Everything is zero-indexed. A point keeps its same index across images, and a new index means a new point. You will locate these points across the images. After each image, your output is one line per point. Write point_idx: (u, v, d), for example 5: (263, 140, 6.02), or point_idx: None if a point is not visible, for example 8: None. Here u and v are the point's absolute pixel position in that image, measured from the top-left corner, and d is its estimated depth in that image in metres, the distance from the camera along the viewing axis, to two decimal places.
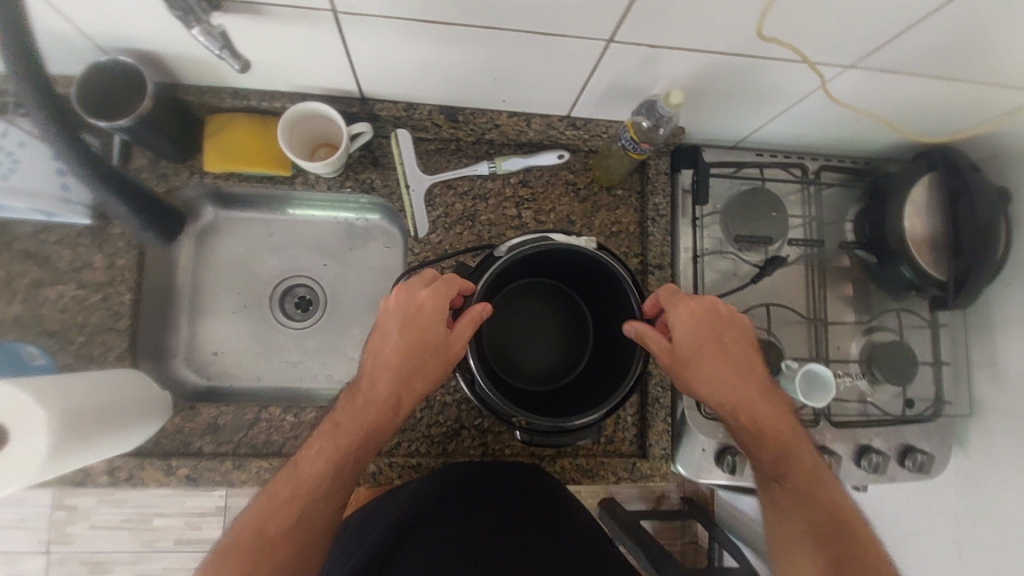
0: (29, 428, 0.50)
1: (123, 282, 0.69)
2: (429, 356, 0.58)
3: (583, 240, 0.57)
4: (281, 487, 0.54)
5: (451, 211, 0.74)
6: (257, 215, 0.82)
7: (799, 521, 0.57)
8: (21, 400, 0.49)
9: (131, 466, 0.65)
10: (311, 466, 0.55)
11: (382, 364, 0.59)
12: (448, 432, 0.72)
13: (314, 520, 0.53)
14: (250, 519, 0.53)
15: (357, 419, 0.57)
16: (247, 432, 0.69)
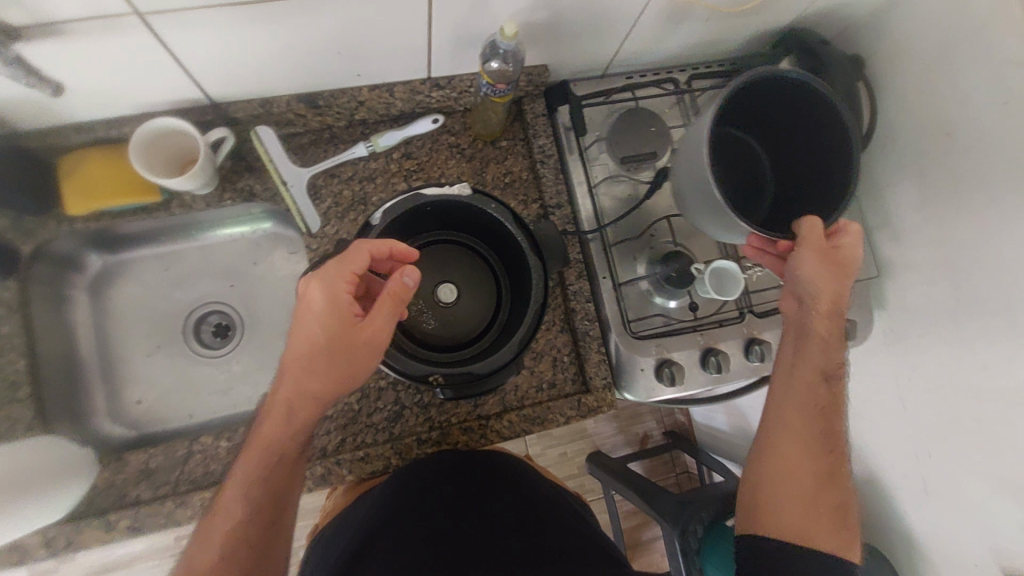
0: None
1: (13, 349, 0.65)
2: (323, 358, 0.54)
3: (457, 189, 0.59)
4: (215, 521, 0.54)
5: (340, 199, 0.73)
6: (148, 252, 0.79)
7: (802, 427, 0.61)
8: None
9: (66, 533, 0.62)
10: (236, 494, 0.54)
11: (297, 368, 0.54)
12: (389, 417, 0.71)
13: (245, 547, 0.53)
14: (187, 564, 0.54)
15: (276, 436, 0.55)
16: (183, 469, 0.66)
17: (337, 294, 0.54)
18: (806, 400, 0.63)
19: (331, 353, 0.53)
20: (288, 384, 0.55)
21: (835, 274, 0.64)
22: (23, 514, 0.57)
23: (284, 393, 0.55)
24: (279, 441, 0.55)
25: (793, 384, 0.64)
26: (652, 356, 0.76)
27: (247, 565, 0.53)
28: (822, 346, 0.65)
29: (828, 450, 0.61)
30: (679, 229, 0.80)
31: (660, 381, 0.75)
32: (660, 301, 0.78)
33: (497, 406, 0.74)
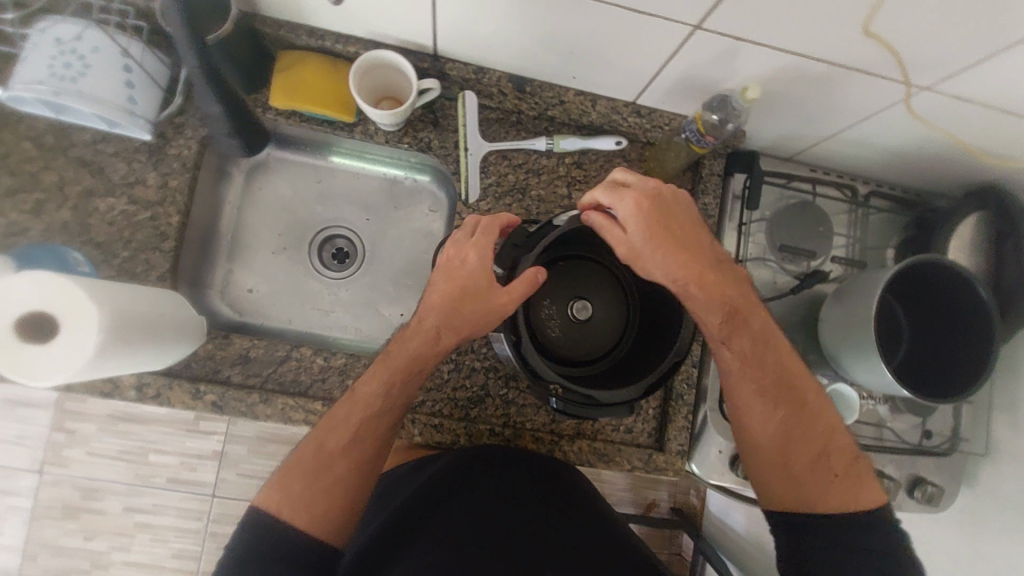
0: (77, 322, 0.50)
1: (173, 203, 0.69)
2: (470, 304, 0.59)
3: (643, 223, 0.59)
4: (338, 412, 0.60)
5: (503, 181, 0.74)
6: (307, 160, 0.83)
7: (756, 392, 0.60)
8: (75, 293, 0.50)
9: (160, 384, 0.66)
10: (365, 391, 0.60)
11: (431, 303, 0.61)
12: (472, 398, 0.72)
13: (364, 440, 0.60)
14: (309, 445, 0.59)
15: (405, 352, 0.61)
16: (276, 368, 0.69)
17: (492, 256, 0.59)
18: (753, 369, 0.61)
19: (477, 300, 0.58)
20: (435, 315, 0.61)
21: (671, 214, 0.59)
22: (145, 361, 0.59)
23: (428, 322, 0.61)
24: (416, 360, 0.61)
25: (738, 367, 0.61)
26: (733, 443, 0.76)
27: (365, 461, 0.60)
28: (720, 319, 0.60)
29: (780, 401, 0.60)
30: (807, 333, 0.78)
31: (732, 470, 0.75)
32: None
33: (571, 428, 0.74)
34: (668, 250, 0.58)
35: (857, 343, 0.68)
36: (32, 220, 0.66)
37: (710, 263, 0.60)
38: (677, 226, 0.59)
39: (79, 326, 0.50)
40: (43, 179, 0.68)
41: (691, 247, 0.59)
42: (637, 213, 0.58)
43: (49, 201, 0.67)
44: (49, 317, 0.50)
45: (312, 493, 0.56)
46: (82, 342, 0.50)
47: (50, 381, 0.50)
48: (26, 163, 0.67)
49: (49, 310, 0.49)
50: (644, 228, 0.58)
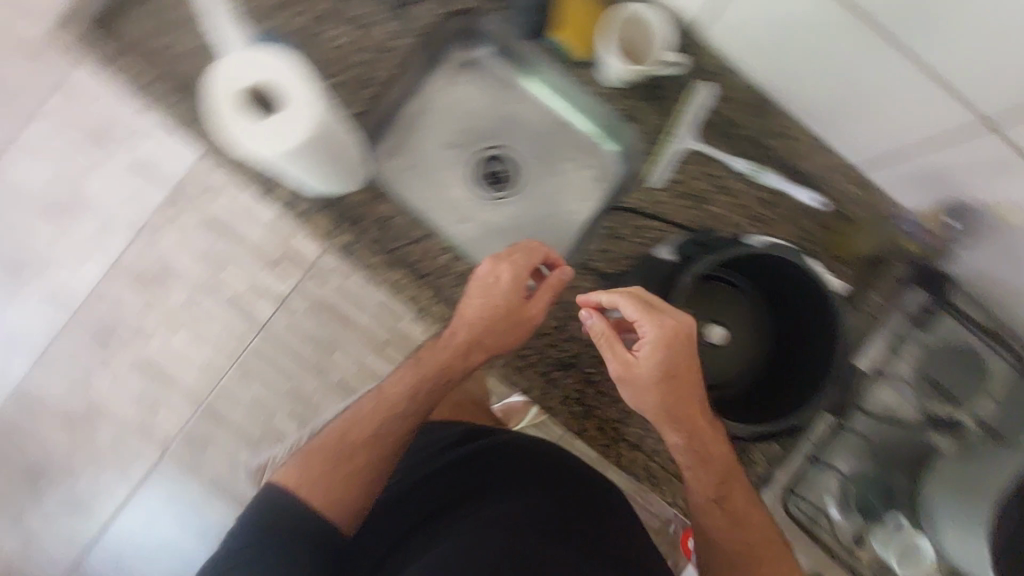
0: (294, 109, 0.57)
1: (393, 58, 0.72)
2: (503, 323, 0.66)
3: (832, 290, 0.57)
4: (362, 409, 0.65)
5: (690, 184, 0.73)
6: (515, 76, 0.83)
7: (731, 535, 0.62)
8: (303, 86, 0.57)
9: (308, 207, 0.69)
10: (394, 388, 0.66)
11: (463, 323, 0.66)
12: (562, 360, 0.72)
13: (381, 439, 0.64)
14: (332, 434, 0.64)
15: (435, 357, 0.67)
16: (406, 245, 0.71)
17: (523, 280, 0.66)
18: (726, 512, 0.61)
19: (514, 321, 0.66)
20: (467, 329, 0.66)
21: (680, 358, 0.56)
22: (320, 181, 0.66)
23: (461, 333, 0.67)
24: (443, 364, 0.66)
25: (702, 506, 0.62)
26: None
27: (387, 449, 0.64)
28: (698, 467, 0.60)
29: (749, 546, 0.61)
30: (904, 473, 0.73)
31: None
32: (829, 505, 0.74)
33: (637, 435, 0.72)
34: (688, 397, 0.58)
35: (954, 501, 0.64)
36: (271, 15, 0.70)
37: (700, 402, 0.59)
38: (677, 367, 0.57)
39: (297, 104, 0.57)
40: None
41: (683, 389, 0.57)
42: (657, 353, 0.56)
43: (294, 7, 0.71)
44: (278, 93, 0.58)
45: (332, 477, 0.61)
46: (295, 121, 0.57)
47: (252, 148, 0.57)
48: None
49: (277, 81, 0.57)
50: (669, 367, 0.57)
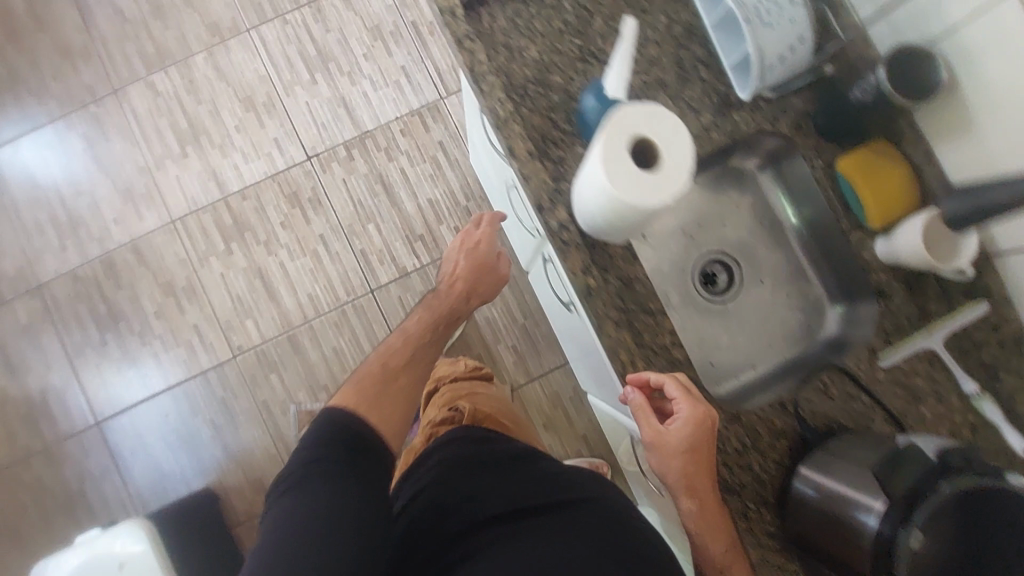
0: (659, 176, 0.54)
1: (699, 146, 0.75)
2: (483, 280, 0.97)
3: None
4: (395, 340, 0.87)
5: (911, 377, 0.74)
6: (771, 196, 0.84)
7: None
8: (682, 171, 0.54)
9: (573, 241, 0.72)
10: (416, 324, 0.90)
11: (451, 261, 0.98)
12: (729, 487, 0.73)
13: (422, 359, 0.86)
14: (376, 365, 0.81)
15: (453, 298, 0.94)
16: (638, 312, 0.73)
17: (490, 242, 0.97)
18: None
19: (486, 272, 0.97)
20: (467, 279, 0.95)
21: (707, 438, 0.68)
22: (603, 223, 0.63)
23: (459, 285, 0.95)
24: (463, 308, 0.95)
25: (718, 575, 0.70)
26: None
27: (409, 378, 0.82)
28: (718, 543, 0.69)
29: None
30: None
31: None
32: None
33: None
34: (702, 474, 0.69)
35: None
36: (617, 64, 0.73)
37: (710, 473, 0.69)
38: (705, 451, 0.68)
39: (671, 167, 0.54)
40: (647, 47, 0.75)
41: (708, 469, 0.69)
42: (689, 428, 0.67)
43: (637, 64, 0.75)
44: (651, 153, 0.55)
45: (385, 393, 0.77)
46: (666, 185, 0.54)
47: (599, 164, 0.55)
48: (649, 28, 0.75)
49: (656, 141, 0.54)
50: (695, 447, 0.68)
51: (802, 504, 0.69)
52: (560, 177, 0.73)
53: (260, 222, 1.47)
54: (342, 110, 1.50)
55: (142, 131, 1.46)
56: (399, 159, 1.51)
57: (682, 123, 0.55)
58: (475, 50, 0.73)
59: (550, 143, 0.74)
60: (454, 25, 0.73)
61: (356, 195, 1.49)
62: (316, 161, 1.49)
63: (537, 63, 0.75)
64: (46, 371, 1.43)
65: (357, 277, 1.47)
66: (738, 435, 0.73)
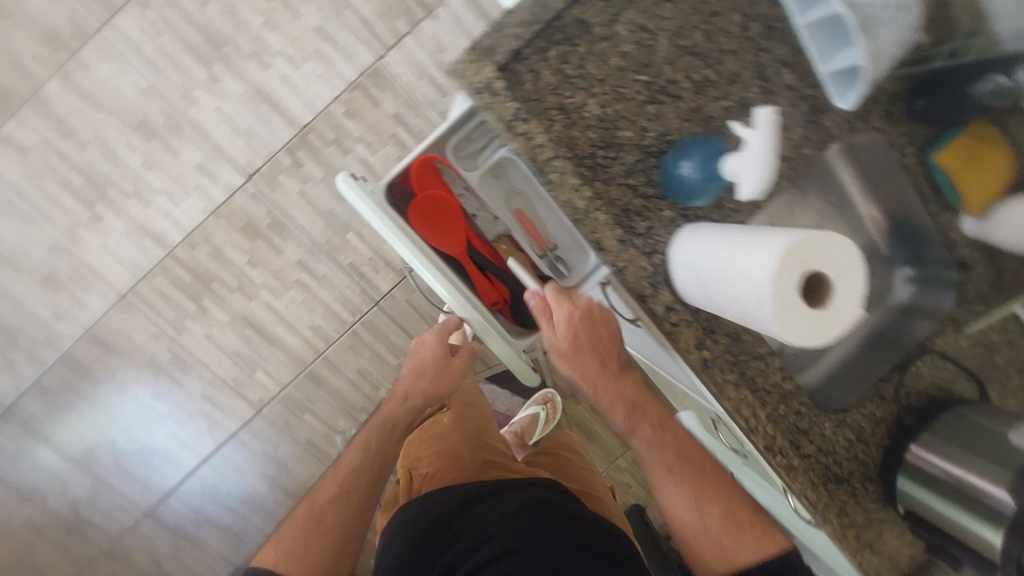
0: (799, 320, 0.48)
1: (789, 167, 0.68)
2: (432, 372, 0.89)
3: None
4: (329, 477, 0.89)
5: (986, 336, 0.79)
6: (848, 181, 0.75)
7: (682, 488, 0.73)
8: (810, 336, 0.49)
9: (682, 317, 0.66)
10: (350, 453, 0.91)
11: (400, 377, 0.92)
12: (840, 477, 0.78)
13: (354, 484, 0.86)
14: (303, 509, 0.85)
15: (386, 413, 0.92)
16: (749, 358, 0.72)
17: (436, 352, 0.90)
18: (674, 467, 0.74)
19: (435, 369, 0.89)
20: (403, 382, 0.92)
21: (588, 317, 0.72)
22: (708, 268, 0.56)
23: (400, 389, 0.92)
24: (410, 393, 0.90)
25: (654, 459, 0.74)
26: None
27: (337, 517, 0.82)
28: (633, 420, 0.73)
29: (706, 497, 0.73)
30: None
31: None
32: None
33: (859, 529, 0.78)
34: (591, 369, 0.71)
35: None
36: (697, 106, 0.63)
37: (608, 370, 0.72)
38: (589, 334, 0.72)
39: (837, 313, 0.49)
40: (723, 63, 0.63)
41: (591, 347, 0.72)
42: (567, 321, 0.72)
43: (714, 88, 0.63)
44: (819, 287, 0.50)
45: (302, 546, 0.79)
46: (828, 329, 0.49)
47: (778, 239, 0.48)
48: (723, 36, 0.63)
49: (834, 281, 0.49)
50: (570, 340, 0.71)
51: (913, 481, 0.74)
52: (654, 251, 0.64)
53: (223, 268, 1.25)
54: (265, 107, 1.20)
55: (30, 202, 1.17)
56: (356, 149, 1.26)
57: (864, 273, 0.50)
58: (529, 131, 0.60)
59: (634, 214, 0.64)
60: (498, 106, 0.59)
61: (321, 208, 1.26)
62: (258, 178, 1.23)
63: (600, 121, 0.62)
64: (61, 487, 1.31)
65: (355, 293, 1.31)
66: (843, 433, 0.78)
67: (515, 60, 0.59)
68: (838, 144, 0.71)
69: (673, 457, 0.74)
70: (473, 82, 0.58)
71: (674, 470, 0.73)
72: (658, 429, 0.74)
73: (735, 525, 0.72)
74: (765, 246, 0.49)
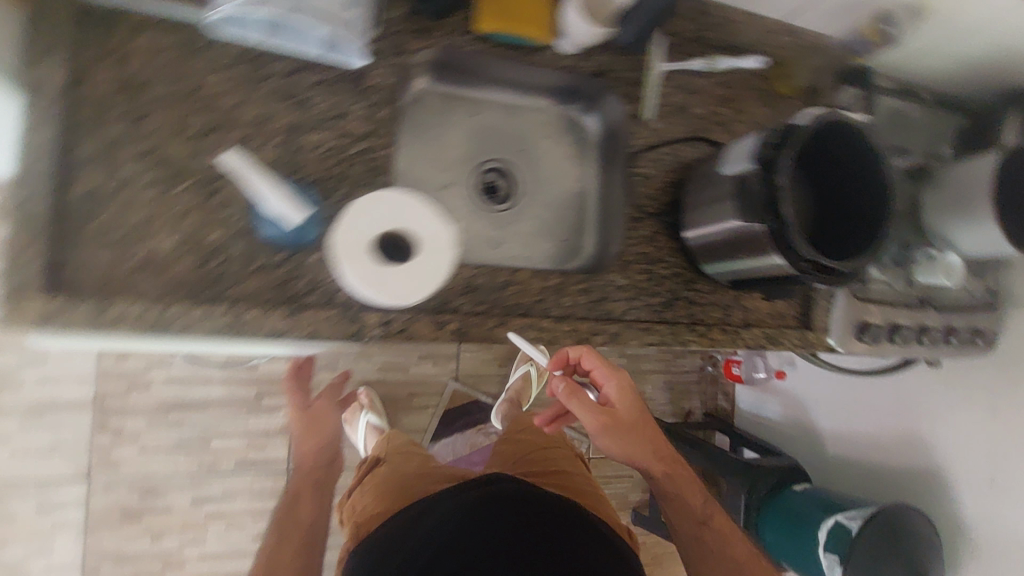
0: (398, 281, 0.48)
1: (384, 135, 0.66)
2: (310, 426, 1.03)
3: (824, 113, 0.65)
4: (269, 545, 0.83)
5: (671, 102, 0.81)
6: (460, 90, 0.80)
7: (677, 500, 0.88)
8: (421, 286, 0.48)
9: (404, 320, 0.65)
10: (273, 526, 0.87)
11: (302, 447, 1.00)
12: (665, 302, 0.80)
13: (286, 541, 0.83)
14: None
15: (297, 475, 0.96)
16: (501, 293, 0.71)
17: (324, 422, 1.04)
18: (675, 489, 0.88)
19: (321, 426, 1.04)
20: (302, 438, 1.01)
21: (637, 398, 0.88)
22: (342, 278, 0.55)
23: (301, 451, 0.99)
24: (312, 451, 1.00)
25: (682, 508, 0.88)
26: (862, 317, 0.89)
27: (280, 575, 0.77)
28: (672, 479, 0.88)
29: (689, 497, 0.89)
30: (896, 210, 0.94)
31: (866, 337, 0.89)
32: (873, 272, 0.91)
33: (711, 318, 0.83)
34: (614, 401, 0.87)
35: (970, 212, 0.83)
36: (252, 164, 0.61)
37: (637, 424, 0.87)
38: (640, 414, 0.87)
39: (435, 256, 0.49)
40: (241, 113, 0.62)
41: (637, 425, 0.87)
42: (620, 398, 0.87)
43: (255, 139, 0.62)
44: (406, 244, 0.49)
45: None
46: (435, 270, 0.49)
47: (334, 230, 0.47)
48: (220, 96, 0.61)
49: (411, 230, 0.48)
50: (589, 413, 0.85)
51: (716, 259, 0.76)
52: (331, 297, 0.64)
53: (140, 559, 1.24)
54: (47, 416, 1.18)
55: None
56: (154, 377, 1.24)
57: (439, 207, 0.50)
58: (114, 312, 0.54)
59: (287, 284, 0.62)
60: (63, 320, 0.53)
61: (165, 446, 1.25)
62: (98, 471, 1.21)
63: (184, 247, 0.59)
64: None
65: (264, 476, 1.30)
66: (638, 271, 0.79)
67: (47, 275, 0.54)
68: (423, 81, 0.75)
69: (663, 469, 0.88)
70: (20, 324, 0.52)
71: (664, 480, 0.88)
72: (662, 455, 0.89)
73: (700, 519, 0.87)
74: (332, 241, 0.48)
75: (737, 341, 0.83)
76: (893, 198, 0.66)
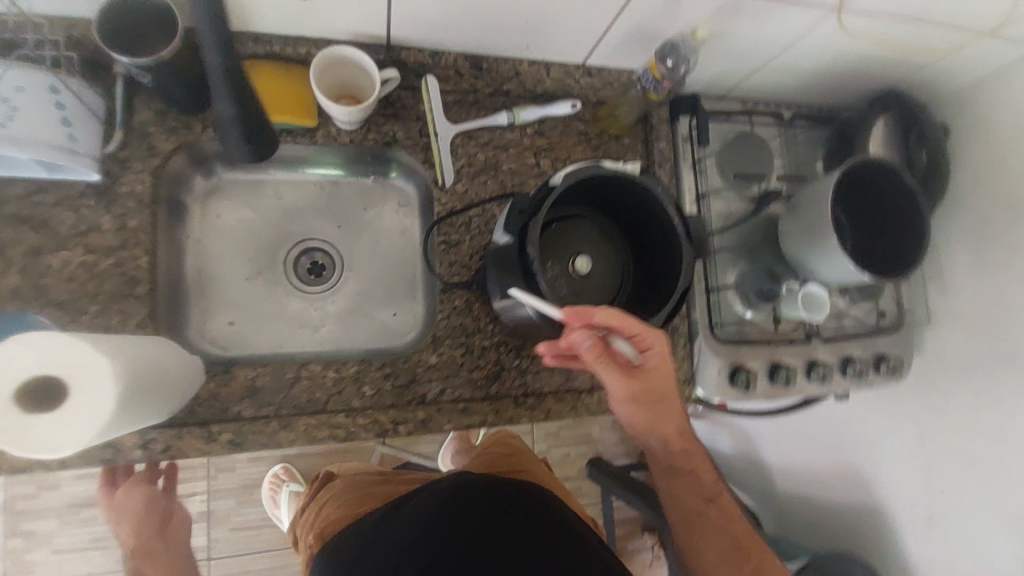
0: (50, 429, 0.45)
1: (138, 244, 0.64)
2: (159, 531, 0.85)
3: (590, 166, 0.59)
4: None
5: (475, 161, 0.76)
6: (256, 177, 0.78)
7: (690, 482, 0.76)
8: (82, 431, 0.45)
9: (167, 437, 0.62)
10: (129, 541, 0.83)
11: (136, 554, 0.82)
12: (490, 376, 0.73)
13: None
14: None
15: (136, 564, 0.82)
16: (287, 393, 0.67)
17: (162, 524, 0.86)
18: (691, 471, 0.75)
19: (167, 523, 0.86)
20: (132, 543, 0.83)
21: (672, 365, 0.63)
22: None
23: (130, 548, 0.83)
24: (150, 549, 0.83)
25: (692, 484, 0.76)
26: (729, 360, 0.81)
27: None
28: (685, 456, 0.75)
29: (699, 476, 0.76)
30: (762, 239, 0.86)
31: (735, 385, 0.80)
32: (739, 310, 0.83)
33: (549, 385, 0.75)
34: (648, 372, 0.62)
35: (817, 240, 0.74)
36: None
37: (655, 393, 0.65)
38: (665, 386, 0.65)
39: (95, 402, 0.45)
40: None
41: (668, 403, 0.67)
42: (657, 366, 0.62)
43: None
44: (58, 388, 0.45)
45: None
46: (95, 411, 0.46)
47: None
48: None
49: (58, 375, 0.45)
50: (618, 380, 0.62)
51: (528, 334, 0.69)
52: None
53: None
54: None
55: None
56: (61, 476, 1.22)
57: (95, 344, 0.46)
58: None
59: None
60: None
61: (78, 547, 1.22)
62: None
63: None
64: None
65: None
66: (453, 346, 0.73)
67: None
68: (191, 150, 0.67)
69: (676, 441, 0.72)
70: None
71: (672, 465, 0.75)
72: (681, 430, 0.71)
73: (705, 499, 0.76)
74: None
75: (583, 409, 0.75)
76: (687, 245, 0.61)
